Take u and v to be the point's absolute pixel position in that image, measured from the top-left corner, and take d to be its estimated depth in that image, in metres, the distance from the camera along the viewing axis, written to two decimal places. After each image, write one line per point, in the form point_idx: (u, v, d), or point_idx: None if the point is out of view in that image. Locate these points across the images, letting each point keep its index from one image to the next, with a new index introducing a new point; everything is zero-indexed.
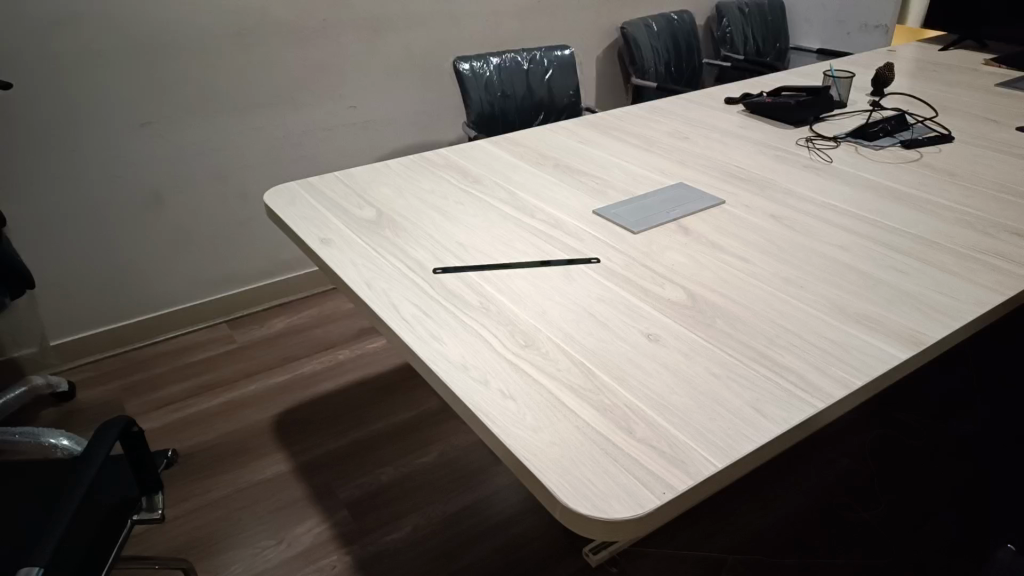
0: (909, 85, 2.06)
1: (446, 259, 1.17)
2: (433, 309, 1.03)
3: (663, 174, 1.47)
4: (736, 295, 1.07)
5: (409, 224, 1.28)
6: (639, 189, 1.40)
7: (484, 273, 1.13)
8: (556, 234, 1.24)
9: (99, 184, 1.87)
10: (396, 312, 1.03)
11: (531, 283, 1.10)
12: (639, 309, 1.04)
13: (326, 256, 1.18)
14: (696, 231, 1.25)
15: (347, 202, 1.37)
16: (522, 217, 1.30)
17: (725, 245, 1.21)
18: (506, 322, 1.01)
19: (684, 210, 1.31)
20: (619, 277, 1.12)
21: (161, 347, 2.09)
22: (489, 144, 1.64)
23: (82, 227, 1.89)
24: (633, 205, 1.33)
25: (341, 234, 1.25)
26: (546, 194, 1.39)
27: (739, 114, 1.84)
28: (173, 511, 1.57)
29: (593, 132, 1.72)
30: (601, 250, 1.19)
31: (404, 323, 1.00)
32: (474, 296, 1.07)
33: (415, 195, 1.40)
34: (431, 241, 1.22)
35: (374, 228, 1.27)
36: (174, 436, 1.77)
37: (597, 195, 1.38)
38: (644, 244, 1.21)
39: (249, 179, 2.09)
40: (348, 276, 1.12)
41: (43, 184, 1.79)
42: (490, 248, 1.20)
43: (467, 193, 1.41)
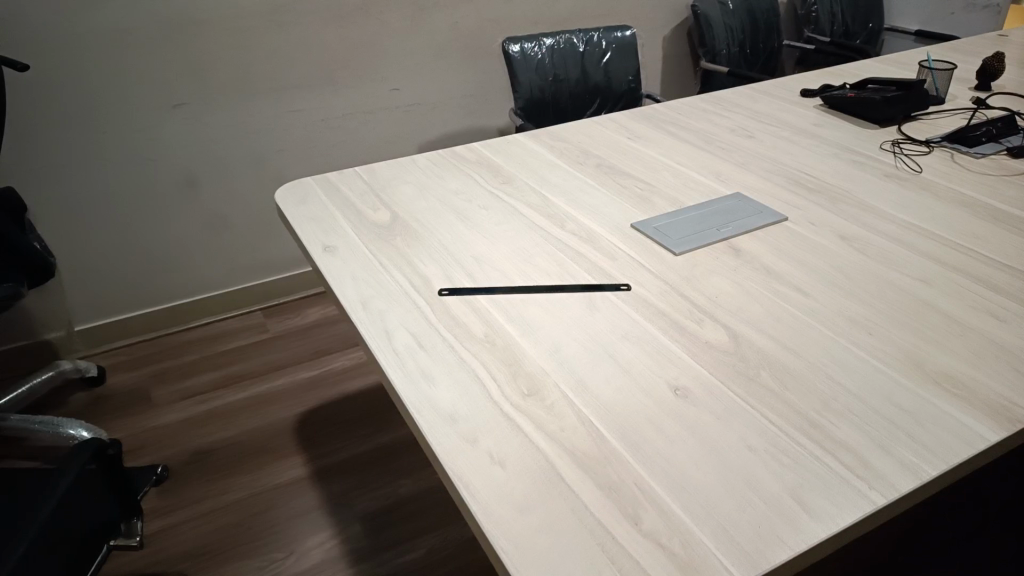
0: (1021, 77, 1.79)
1: (455, 277, 1.03)
2: (429, 341, 0.91)
3: (718, 180, 1.29)
4: (790, 338, 0.90)
5: (423, 231, 1.16)
6: (689, 198, 1.23)
7: (495, 296, 0.99)
8: (587, 250, 1.09)
9: (132, 169, 1.85)
10: (388, 342, 0.91)
11: (547, 312, 0.96)
12: (669, 353, 0.88)
13: (325, 267, 1.07)
14: (749, 252, 1.08)
15: (362, 202, 1.26)
16: (550, 228, 1.15)
17: (782, 272, 1.03)
18: (511, 361, 0.87)
19: (739, 226, 1.14)
20: (650, 308, 0.96)
21: (194, 334, 2.08)
22: (527, 138, 1.49)
23: (114, 212, 1.88)
24: (679, 218, 1.16)
25: (347, 241, 1.14)
26: (581, 200, 1.24)
27: (815, 108, 1.63)
28: (185, 513, 1.52)
29: (646, 127, 1.54)
30: (634, 273, 1.03)
31: (393, 359, 0.88)
32: (479, 326, 0.93)
33: (436, 197, 1.27)
34: (442, 253, 1.09)
35: (384, 235, 1.15)
36: (194, 429, 1.75)
37: (639, 204, 1.22)
38: (686, 266, 1.05)
39: (285, 163, 2.05)
40: (343, 292, 1.01)
41: (73, 168, 1.78)
42: (508, 266, 1.06)
43: (493, 195, 1.27)
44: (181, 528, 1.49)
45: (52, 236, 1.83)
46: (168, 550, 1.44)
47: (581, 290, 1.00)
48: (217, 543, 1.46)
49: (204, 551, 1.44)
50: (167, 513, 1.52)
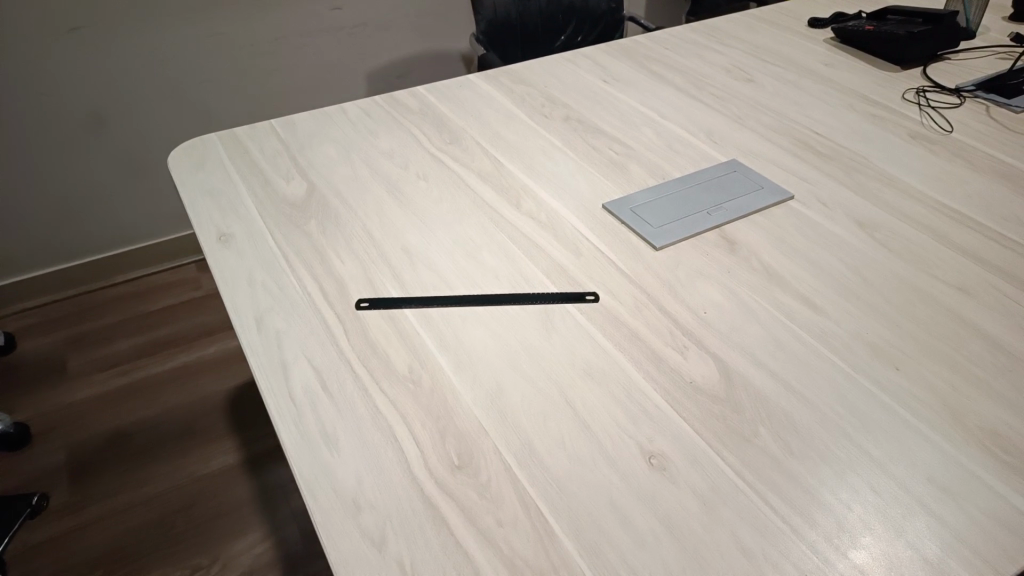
0: None
1: (378, 281, 0.82)
2: (334, 380, 0.70)
3: (710, 141, 1.07)
4: (798, 378, 0.70)
5: (344, 211, 0.93)
6: (674, 167, 1.01)
7: (424, 312, 0.78)
8: (545, 240, 0.88)
9: (24, 106, 1.57)
10: (284, 382, 0.70)
11: (491, 336, 0.75)
12: (642, 397, 0.69)
13: (216, 263, 0.85)
14: (746, 246, 0.87)
15: (272, 168, 1.02)
16: (503, 207, 0.93)
17: (787, 275, 0.83)
18: (439, 412, 0.67)
19: (733, 209, 0.92)
20: (621, 328, 0.76)
21: (117, 291, 1.87)
22: (482, 81, 1.24)
23: (10, 157, 1.62)
24: (661, 197, 0.94)
25: (247, 225, 0.91)
26: (543, 167, 1.01)
27: (824, 43, 1.38)
28: (97, 511, 1.35)
29: (624, 66, 1.29)
30: (603, 276, 0.82)
31: (286, 407, 0.68)
32: (401, 356, 0.73)
33: (364, 160, 1.03)
34: (365, 246, 0.87)
35: (295, 217, 0.92)
36: (113, 407, 1.55)
37: (612, 175, 0.99)
38: (668, 265, 0.84)
39: (211, 95, 1.78)
40: (233, 303, 0.79)
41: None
42: (446, 263, 0.84)
43: (435, 158, 1.03)
44: (92, 529, 1.32)
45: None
46: (76, 556, 1.27)
47: (536, 301, 0.79)
48: (131, 546, 1.29)
49: (119, 556, 1.27)
50: (77, 510, 1.35)
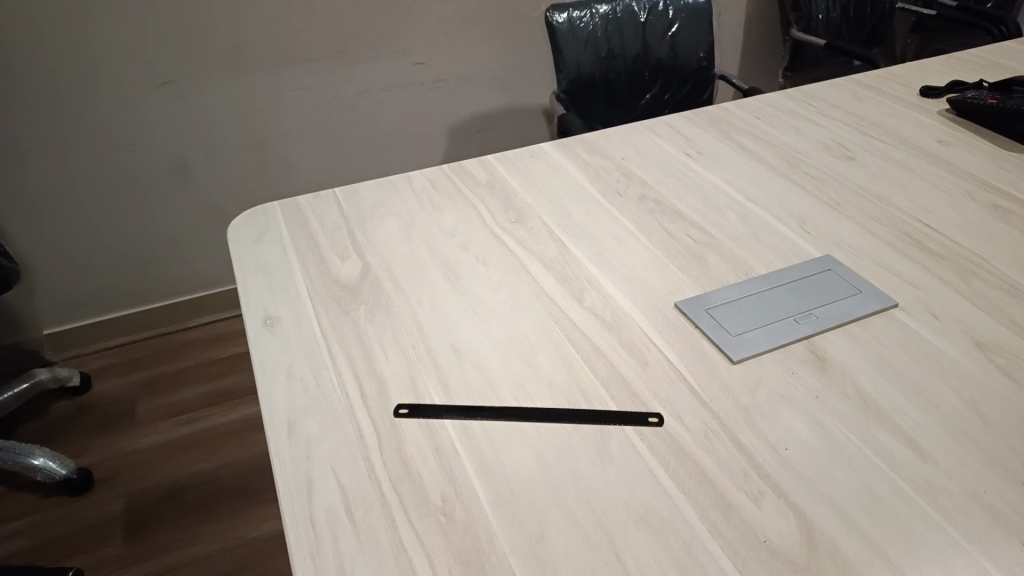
0: None
1: (421, 382, 0.76)
2: (360, 505, 0.64)
3: (802, 231, 0.96)
4: (895, 550, 0.59)
5: (396, 296, 0.88)
6: (759, 260, 0.91)
7: (467, 425, 0.71)
8: (608, 345, 0.79)
9: (115, 154, 1.63)
10: (307, 501, 0.64)
11: (538, 460, 0.67)
12: (705, 557, 0.59)
13: (257, 350, 0.81)
14: (840, 365, 0.76)
15: (329, 243, 0.98)
16: (564, 301, 0.86)
17: (886, 407, 0.71)
18: (469, 557, 0.60)
19: (825, 316, 0.82)
20: (686, 463, 0.66)
21: (193, 336, 1.91)
22: (556, 151, 1.18)
23: (98, 202, 1.68)
24: (742, 299, 0.85)
25: (295, 308, 0.87)
26: (613, 255, 0.93)
27: (939, 115, 1.25)
28: (149, 568, 1.33)
29: (710, 137, 1.20)
30: (670, 394, 0.73)
31: (305, 533, 0.62)
32: (436, 480, 0.66)
33: (424, 238, 0.98)
34: (414, 340, 0.81)
35: (345, 300, 0.88)
36: (175, 457, 1.56)
37: (689, 267, 0.90)
38: (745, 383, 0.74)
39: (291, 147, 1.79)
40: (268, 400, 0.75)
41: (45, 153, 1.57)
42: (496, 366, 0.77)
43: (498, 239, 0.97)
44: None
45: (30, 227, 1.64)
46: None
47: (591, 420, 0.71)
48: None
49: None
50: (128, 566, 1.34)
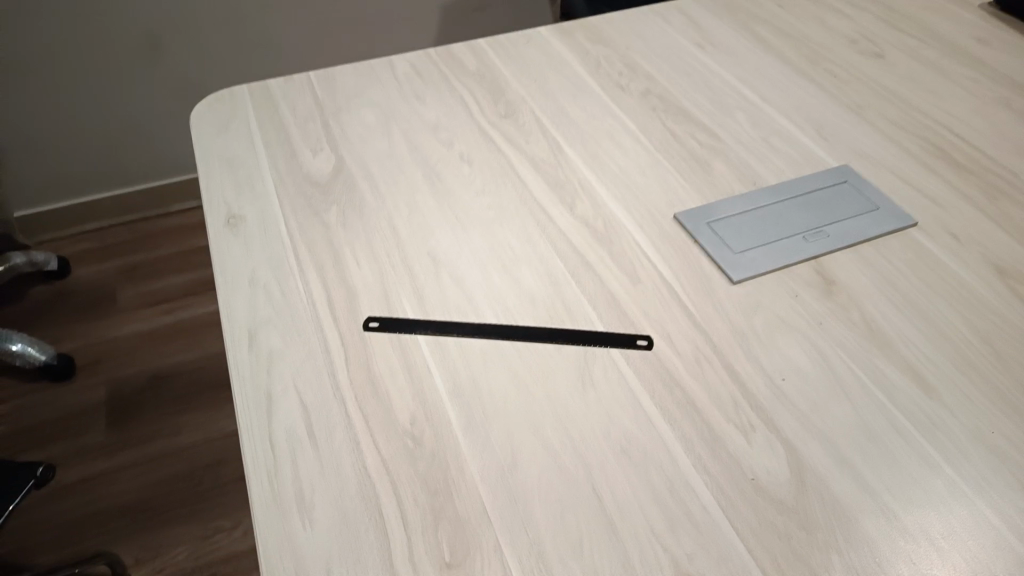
0: None
1: (394, 294, 0.70)
2: (322, 426, 0.60)
3: (818, 137, 0.88)
4: (892, 492, 0.55)
5: (372, 197, 0.81)
6: (768, 169, 0.83)
7: (442, 342, 0.66)
8: (599, 259, 0.73)
9: (87, 33, 1.51)
10: (266, 420, 0.60)
11: (515, 382, 0.63)
12: (687, 494, 0.55)
13: (218, 253, 0.75)
14: (846, 289, 0.70)
15: (301, 135, 0.90)
16: (554, 208, 0.79)
17: (894, 336, 0.66)
18: (436, 486, 0.56)
19: (835, 235, 0.75)
20: (674, 391, 0.62)
21: (174, 223, 1.83)
22: (554, 37, 1.07)
23: (71, 83, 1.57)
24: (747, 213, 0.78)
25: (262, 207, 0.80)
26: (610, 159, 0.85)
27: (978, 9, 1.13)
28: (130, 456, 1.31)
29: (725, 26, 1.09)
30: (661, 315, 0.68)
31: (263, 456, 0.58)
32: (404, 401, 0.61)
33: (404, 133, 0.90)
34: (388, 246, 0.75)
35: (315, 200, 0.80)
36: (156, 346, 1.51)
37: (691, 175, 0.83)
38: (743, 307, 0.68)
39: (271, 22, 1.65)
40: (228, 308, 0.69)
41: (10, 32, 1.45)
42: (476, 280, 0.71)
43: (485, 136, 0.89)
44: (124, 475, 1.28)
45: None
46: (106, 502, 1.25)
47: (576, 341, 0.66)
48: (160, 499, 1.25)
49: (145, 509, 1.24)
50: (112, 454, 1.31)
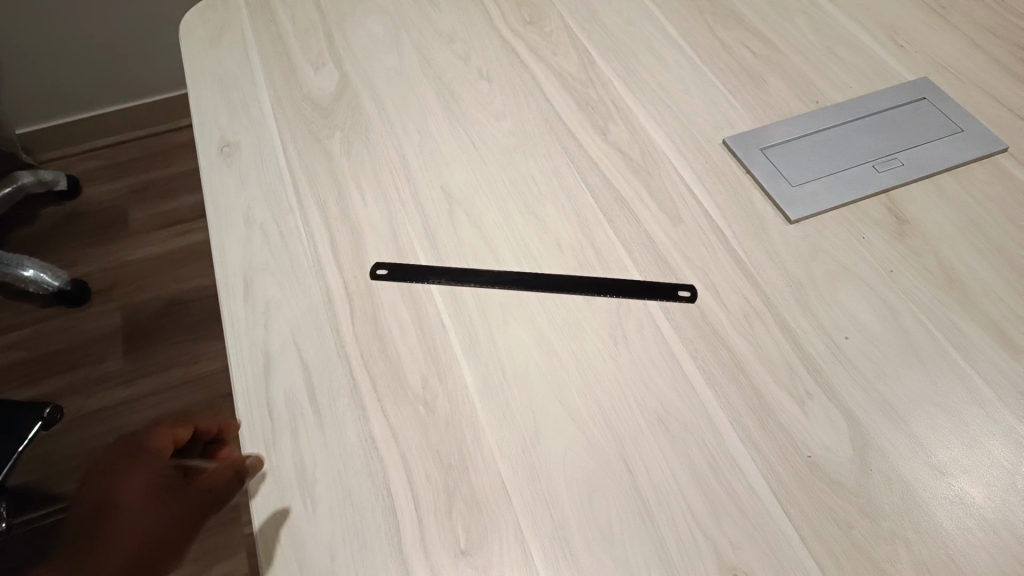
0: None
1: (403, 236, 0.63)
2: (323, 388, 0.54)
3: (892, 44, 0.76)
4: (967, 474, 0.49)
5: (379, 121, 0.72)
6: (832, 85, 0.72)
7: (456, 293, 0.59)
8: (634, 196, 0.64)
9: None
10: (264, 383, 0.54)
11: (538, 340, 0.56)
12: (732, 473, 0.49)
13: (210, 188, 0.67)
14: (922, 229, 0.61)
15: (300, 47, 0.80)
16: (583, 136, 0.69)
17: (976, 286, 0.57)
18: (451, 461, 0.50)
19: (910, 163, 0.65)
20: (719, 352, 0.54)
21: None
22: None
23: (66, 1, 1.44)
24: (808, 138, 0.68)
25: (258, 133, 0.71)
26: (650, 74, 0.74)
27: None
28: (151, 383, 1.29)
29: None
30: (705, 262, 0.60)
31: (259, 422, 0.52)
32: (414, 361, 0.55)
33: (415, 46, 0.79)
34: (397, 181, 0.67)
35: (315, 124, 0.72)
36: (170, 269, 1.46)
37: (742, 93, 0.72)
38: (800, 252, 0.60)
39: None
40: (221, 253, 0.62)
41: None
42: (494, 220, 0.63)
43: (506, 47, 0.78)
44: (145, 403, 1.27)
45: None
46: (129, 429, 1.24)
47: (609, 292, 0.58)
48: None
49: None
50: (130, 381, 1.30)
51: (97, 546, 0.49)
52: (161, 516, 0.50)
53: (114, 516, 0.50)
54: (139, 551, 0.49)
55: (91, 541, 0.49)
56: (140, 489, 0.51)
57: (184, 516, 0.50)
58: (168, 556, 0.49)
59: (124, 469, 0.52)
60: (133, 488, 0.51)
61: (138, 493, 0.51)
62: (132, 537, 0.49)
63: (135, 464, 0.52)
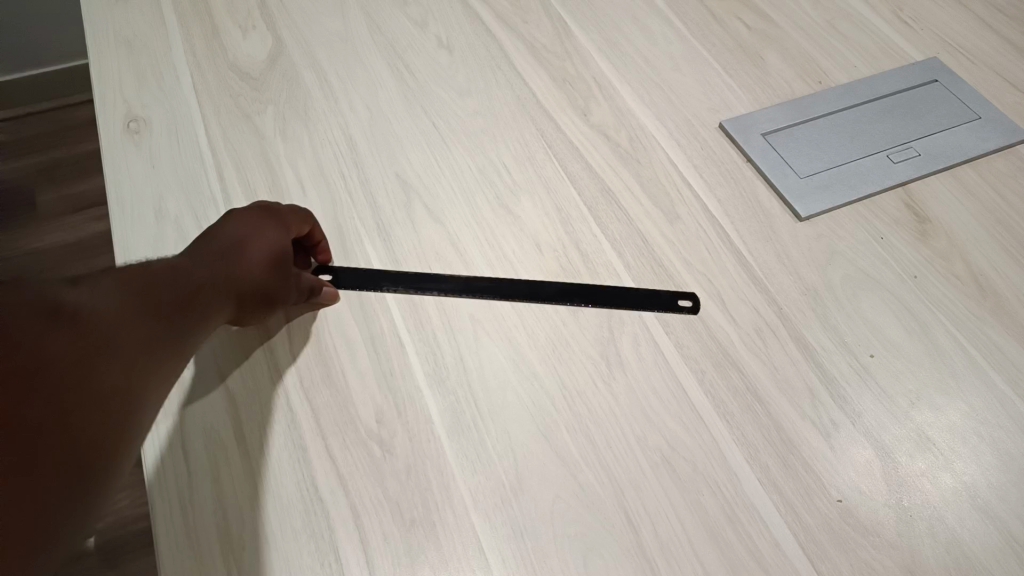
0: None
1: (352, 234, 0.52)
2: (250, 414, 0.44)
3: (897, 21, 0.68)
4: (1019, 518, 0.42)
5: (322, 95, 0.61)
6: (836, 64, 0.65)
7: (416, 305, 0.49)
8: (625, 188, 0.56)
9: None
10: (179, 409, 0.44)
11: (518, 361, 0.46)
12: (752, 525, 0.41)
13: (113, 171, 0.55)
14: (945, 228, 0.54)
15: (226, 6, 0.68)
16: (563, 117, 0.60)
17: (1010, 294, 0.50)
18: (414, 515, 0.41)
19: (927, 152, 0.58)
20: (731, 377, 0.46)
21: None
22: None
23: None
24: (814, 122, 0.60)
25: (173, 106, 0.60)
26: (635, 49, 0.65)
27: None
28: None
29: None
30: (708, 267, 0.51)
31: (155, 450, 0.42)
32: (367, 389, 0.45)
33: (362, 8, 0.68)
34: (344, 167, 0.56)
35: (244, 98, 0.60)
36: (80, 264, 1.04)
37: (739, 71, 0.64)
38: (814, 255, 0.52)
39: None
40: (125, 254, 0.51)
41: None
42: (461, 215, 0.54)
43: (469, 13, 0.68)
44: None
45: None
46: None
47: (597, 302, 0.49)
48: None
49: None
50: None
51: (225, 264, 0.41)
52: (281, 284, 0.44)
53: (246, 254, 0.43)
54: (249, 300, 0.43)
55: (210, 259, 0.41)
56: (273, 252, 0.44)
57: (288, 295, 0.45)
58: (264, 310, 0.44)
59: (258, 215, 0.45)
60: (271, 236, 0.44)
61: (273, 253, 0.44)
62: (253, 284, 0.43)
63: (270, 222, 0.45)
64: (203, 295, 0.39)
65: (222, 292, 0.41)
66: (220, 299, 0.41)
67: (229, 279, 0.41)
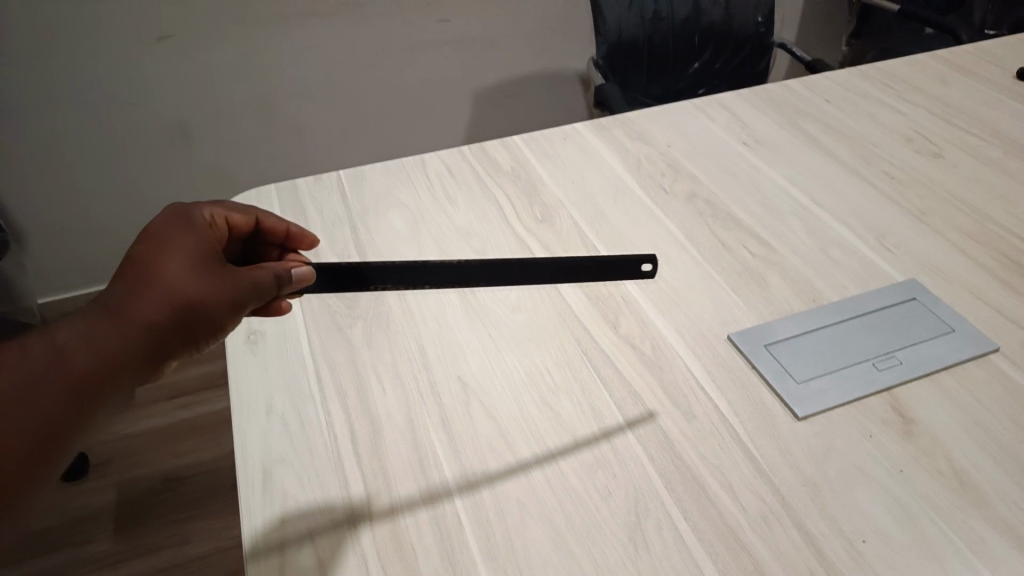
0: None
1: (421, 427, 0.64)
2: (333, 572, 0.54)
3: (880, 248, 0.81)
4: None
5: (401, 312, 0.75)
6: (830, 285, 0.77)
7: (473, 490, 0.59)
8: (648, 391, 0.66)
9: (107, 78, 1.48)
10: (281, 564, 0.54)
11: (557, 541, 0.55)
12: None
13: (235, 374, 0.69)
14: (929, 429, 0.62)
15: (327, 239, 0.85)
16: (596, 329, 0.73)
17: (990, 491, 0.58)
18: None
19: (908, 362, 0.68)
20: (738, 555, 0.54)
21: None
22: (593, 133, 1.03)
23: (93, 150, 1.57)
24: (811, 336, 0.71)
25: (284, 321, 0.75)
26: (655, 271, 0.79)
27: None
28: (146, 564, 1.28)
29: (769, 123, 1.05)
30: (720, 461, 0.60)
31: None
32: (431, 561, 0.54)
33: (435, 240, 0.85)
34: (416, 370, 0.69)
35: (339, 314, 0.75)
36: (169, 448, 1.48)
37: (746, 291, 0.76)
38: (814, 451, 0.61)
39: (301, 111, 1.69)
40: (241, 441, 0.63)
41: (35, 77, 1.43)
42: (512, 412, 0.65)
43: (521, 243, 0.84)
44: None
45: (25, 175, 1.55)
46: None
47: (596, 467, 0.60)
48: None
49: None
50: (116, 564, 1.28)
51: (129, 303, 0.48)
52: (213, 289, 0.51)
53: (153, 285, 0.49)
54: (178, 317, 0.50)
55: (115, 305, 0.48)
56: (184, 271, 0.51)
57: (241, 294, 0.53)
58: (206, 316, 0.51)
59: (159, 247, 0.52)
60: (178, 259, 0.51)
61: (186, 272, 0.51)
62: (178, 300, 0.50)
63: (173, 254, 0.52)
64: (105, 342, 0.46)
65: (132, 328, 0.47)
66: (137, 336, 0.47)
67: (138, 313, 0.48)
